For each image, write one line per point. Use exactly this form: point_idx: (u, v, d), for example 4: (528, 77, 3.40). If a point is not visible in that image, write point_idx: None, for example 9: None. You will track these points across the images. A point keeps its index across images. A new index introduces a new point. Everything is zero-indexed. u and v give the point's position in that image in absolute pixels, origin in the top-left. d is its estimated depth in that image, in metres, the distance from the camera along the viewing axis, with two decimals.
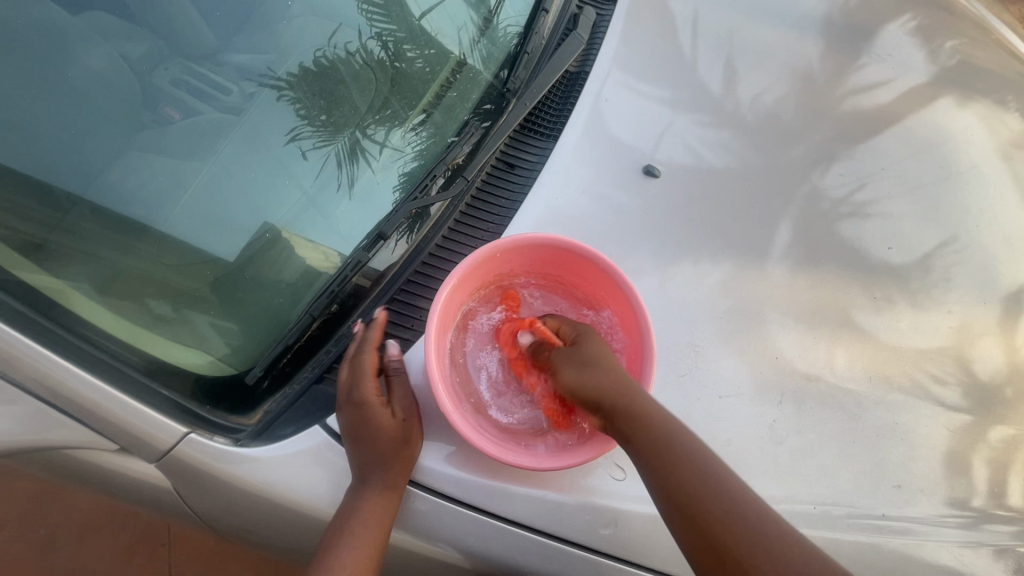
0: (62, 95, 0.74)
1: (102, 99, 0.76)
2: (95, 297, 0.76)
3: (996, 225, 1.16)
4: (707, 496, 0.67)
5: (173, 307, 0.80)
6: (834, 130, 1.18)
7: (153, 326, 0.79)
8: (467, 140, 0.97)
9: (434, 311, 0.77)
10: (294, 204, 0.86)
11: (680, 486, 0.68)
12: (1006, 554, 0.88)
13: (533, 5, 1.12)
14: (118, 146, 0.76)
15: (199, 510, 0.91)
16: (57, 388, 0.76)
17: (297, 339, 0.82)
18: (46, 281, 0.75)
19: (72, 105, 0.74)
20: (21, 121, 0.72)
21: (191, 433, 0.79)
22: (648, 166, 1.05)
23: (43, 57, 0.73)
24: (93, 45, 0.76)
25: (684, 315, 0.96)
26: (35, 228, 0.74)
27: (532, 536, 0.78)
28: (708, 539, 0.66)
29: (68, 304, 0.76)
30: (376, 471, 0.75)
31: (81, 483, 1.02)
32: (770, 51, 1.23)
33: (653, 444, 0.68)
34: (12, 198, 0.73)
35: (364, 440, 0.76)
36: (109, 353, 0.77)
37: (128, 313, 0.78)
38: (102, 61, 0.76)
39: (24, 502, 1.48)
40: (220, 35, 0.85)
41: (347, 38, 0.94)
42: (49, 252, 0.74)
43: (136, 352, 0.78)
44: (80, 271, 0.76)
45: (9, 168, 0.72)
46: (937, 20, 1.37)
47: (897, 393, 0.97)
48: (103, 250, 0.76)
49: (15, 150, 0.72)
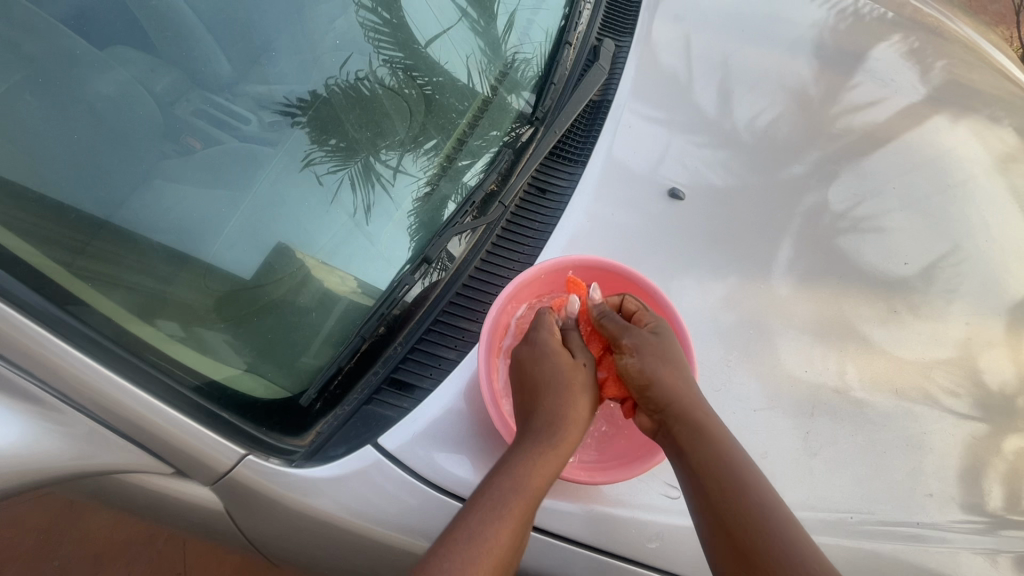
0: (72, 120, 0.77)
1: (123, 127, 0.79)
2: (115, 316, 0.76)
3: (998, 238, 1.20)
4: (743, 497, 0.68)
5: (184, 328, 0.80)
6: (837, 148, 1.23)
7: (162, 345, 0.78)
8: (499, 166, 1.02)
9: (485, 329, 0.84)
10: (340, 232, 0.90)
11: (718, 480, 0.69)
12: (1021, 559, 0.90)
13: (555, 39, 1.19)
14: (138, 174, 0.79)
15: (248, 532, 0.91)
16: (112, 406, 0.74)
17: (348, 360, 0.85)
18: (66, 301, 0.74)
19: (92, 133, 0.77)
20: (46, 149, 0.75)
21: (248, 455, 0.79)
22: (672, 189, 1.09)
23: (83, 95, 0.78)
24: (107, 74, 0.80)
25: (713, 330, 0.98)
26: (58, 251, 0.75)
27: (580, 550, 0.79)
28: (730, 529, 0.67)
29: (79, 320, 0.74)
30: (545, 407, 0.75)
31: (126, 508, 1.03)
32: (769, 73, 1.29)
33: (701, 440, 0.71)
34: (37, 222, 0.74)
35: (547, 381, 0.77)
36: (143, 368, 0.76)
37: (146, 333, 0.78)
38: (113, 87, 0.80)
39: (37, 534, 1.47)
40: (237, 68, 0.90)
41: (357, 66, 0.98)
42: (69, 273, 0.75)
43: (156, 371, 0.76)
44: (99, 292, 0.76)
45: (33, 193, 0.74)
46: (925, 43, 1.44)
47: (917, 403, 0.99)
48: (122, 274, 0.78)
49: (40, 175, 0.74)
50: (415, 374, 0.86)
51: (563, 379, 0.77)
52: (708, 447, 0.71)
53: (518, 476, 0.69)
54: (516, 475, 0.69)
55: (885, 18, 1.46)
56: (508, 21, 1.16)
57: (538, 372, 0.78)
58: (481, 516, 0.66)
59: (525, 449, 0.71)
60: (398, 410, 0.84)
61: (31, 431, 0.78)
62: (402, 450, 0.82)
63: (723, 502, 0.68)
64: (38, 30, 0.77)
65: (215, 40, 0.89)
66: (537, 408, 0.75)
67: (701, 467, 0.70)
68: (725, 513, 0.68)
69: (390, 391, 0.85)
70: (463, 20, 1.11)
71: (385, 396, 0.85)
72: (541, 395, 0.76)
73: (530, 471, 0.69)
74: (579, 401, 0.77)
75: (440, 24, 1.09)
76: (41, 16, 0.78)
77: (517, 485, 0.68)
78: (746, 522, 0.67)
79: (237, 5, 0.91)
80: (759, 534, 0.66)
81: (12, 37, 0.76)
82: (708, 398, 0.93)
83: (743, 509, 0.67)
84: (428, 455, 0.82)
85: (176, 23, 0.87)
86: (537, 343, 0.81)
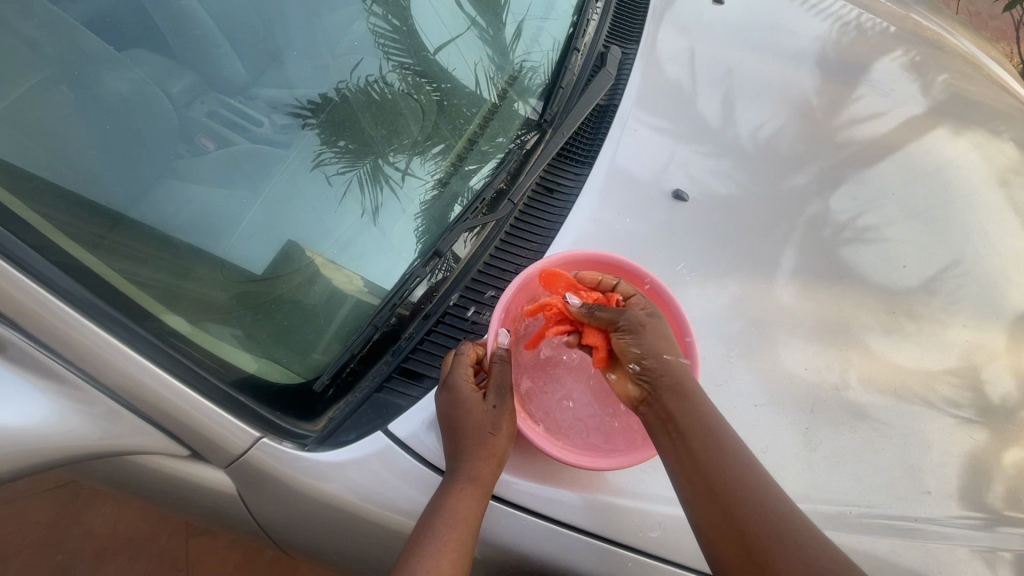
0: (96, 115, 0.80)
1: (140, 126, 0.82)
2: (128, 306, 0.78)
3: (996, 245, 1.22)
4: (757, 508, 0.70)
5: (192, 322, 0.82)
6: (838, 156, 1.25)
7: (174, 336, 0.80)
8: (508, 166, 1.04)
9: (502, 299, 0.86)
10: (352, 227, 0.93)
11: (729, 491, 0.71)
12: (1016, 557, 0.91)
13: (564, 46, 1.22)
14: (156, 172, 0.82)
15: (258, 515, 0.93)
16: (133, 386, 0.77)
17: (361, 347, 0.87)
18: (79, 292, 0.76)
19: (110, 131, 0.80)
20: (66, 145, 0.78)
21: (262, 438, 0.82)
22: (677, 191, 1.12)
23: (101, 94, 0.81)
24: (124, 73, 0.83)
25: (716, 328, 1.00)
26: (76, 243, 0.77)
27: (584, 537, 0.80)
28: (748, 542, 0.68)
29: (93, 311, 0.76)
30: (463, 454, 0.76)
31: (138, 493, 1.05)
32: (771, 84, 1.32)
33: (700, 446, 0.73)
34: (59, 215, 0.77)
35: (460, 433, 0.77)
36: (154, 359, 0.77)
37: (157, 324, 0.79)
38: (126, 85, 0.82)
39: (42, 527, 1.48)
40: (252, 71, 0.93)
41: (368, 71, 1.02)
42: (83, 264, 0.76)
43: (168, 360, 0.78)
44: (112, 282, 0.77)
45: (56, 186, 0.77)
46: (925, 57, 1.47)
47: (917, 406, 1.00)
48: (138, 266, 0.80)
49: (62, 169, 0.77)
50: (425, 364, 0.88)
51: (475, 432, 0.76)
52: (723, 460, 0.72)
53: (447, 511, 0.73)
54: (439, 516, 0.73)
55: (887, 31, 1.49)
56: (516, 30, 1.19)
57: (455, 419, 0.77)
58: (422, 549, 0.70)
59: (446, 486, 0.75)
60: (408, 399, 0.86)
61: (45, 417, 0.80)
62: (413, 436, 0.84)
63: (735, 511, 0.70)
64: (63, 32, 0.81)
65: (232, 45, 0.92)
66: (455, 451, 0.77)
67: (714, 475, 0.72)
68: (742, 522, 0.69)
69: (400, 380, 0.87)
70: (472, 29, 1.15)
71: (395, 385, 0.87)
72: (454, 447, 0.77)
73: (454, 506, 0.73)
74: (496, 444, 0.78)
75: (450, 32, 1.12)
76: (64, 20, 0.81)
77: (441, 531, 0.71)
78: (755, 531, 0.69)
79: (253, 11, 0.95)
80: (774, 544, 0.68)
81: (37, 39, 0.79)
82: (711, 393, 0.95)
83: (758, 520, 0.69)
84: (438, 442, 0.84)
85: (193, 27, 0.90)
86: (451, 389, 0.78)
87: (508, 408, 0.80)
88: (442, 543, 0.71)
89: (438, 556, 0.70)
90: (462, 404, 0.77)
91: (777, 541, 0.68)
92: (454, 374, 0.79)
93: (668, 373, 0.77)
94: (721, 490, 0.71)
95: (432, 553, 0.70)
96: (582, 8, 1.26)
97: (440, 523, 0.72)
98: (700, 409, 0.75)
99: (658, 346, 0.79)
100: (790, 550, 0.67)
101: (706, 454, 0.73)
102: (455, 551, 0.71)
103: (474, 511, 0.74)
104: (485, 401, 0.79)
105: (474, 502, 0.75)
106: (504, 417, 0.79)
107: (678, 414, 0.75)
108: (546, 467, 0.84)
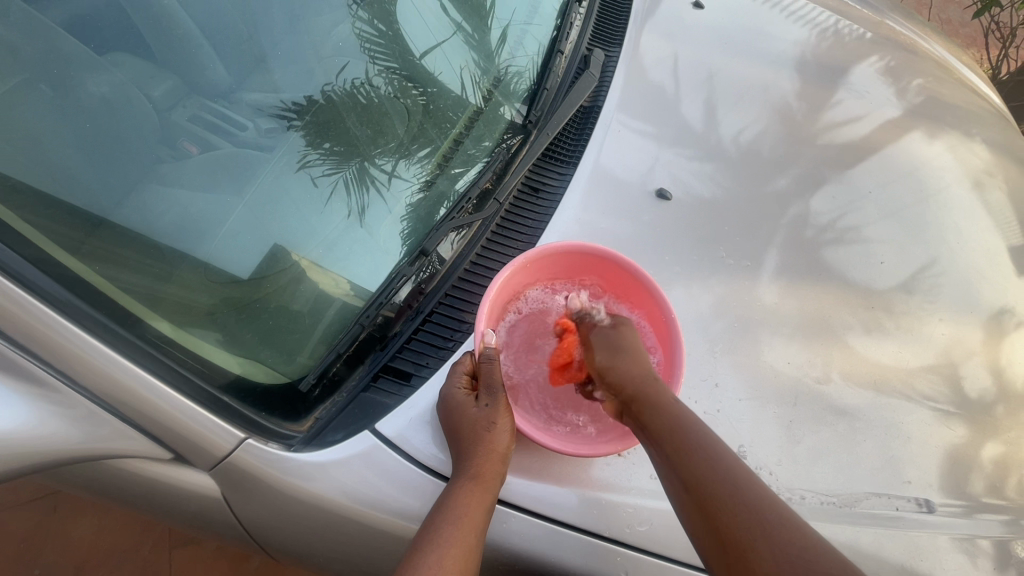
0: (74, 117, 0.78)
1: (120, 128, 0.81)
2: (107, 311, 0.76)
3: (971, 242, 1.25)
4: (740, 506, 0.67)
5: (172, 329, 0.80)
6: (818, 157, 1.28)
7: (152, 343, 0.78)
8: (494, 166, 1.06)
9: (489, 290, 0.86)
10: (338, 227, 0.92)
11: (706, 489, 0.70)
12: (993, 542, 0.93)
13: (548, 49, 1.24)
14: (136, 176, 0.81)
15: (244, 519, 0.92)
16: (117, 390, 0.76)
17: (348, 347, 0.87)
18: (56, 296, 0.73)
19: (87, 134, 0.79)
20: (43, 148, 0.76)
21: (247, 438, 0.81)
22: (660, 191, 1.13)
23: (78, 96, 0.79)
24: (104, 76, 0.82)
25: (701, 325, 1.01)
26: (52, 247, 0.75)
27: (572, 533, 0.80)
28: (722, 537, 0.67)
29: (69, 315, 0.73)
30: (464, 454, 0.77)
31: (120, 500, 1.03)
32: (752, 87, 1.35)
33: (678, 442, 0.73)
34: (34, 217, 0.75)
35: (458, 433, 0.77)
36: (134, 365, 0.76)
37: (137, 328, 0.77)
38: (107, 87, 0.81)
39: (19, 542, 1.43)
40: (235, 74, 0.93)
41: (353, 74, 1.02)
42: (59, 266, 0.75)
43: (147, 366, 0.76)
44: (90, 287, 0.76)
45: (33, 189, 0.75)
46: (900, 63, 1.52)
47: (898, 399, 1.03)
48: (118, 271, 0.78)
49: (38, 172, 0.75)
50: (413, 363, 0.88)
51: (470, 429, 0.77)
52: (695, 462, 0.72)
53: (451, 510, 0.72)
54: (444, 517, 0.72)
55: (864, 37, 1.53)
56: (501, 34, 1.21)
57: (455, 424, 0.78)
58: (426, 547, 0.69)
59: (450, 488, 0.75)
60: (395, 398, 0.86)
61: (18, 426, 0.77)
62: (401, 436, 0.84)
63: (718, 507, 0.68)
64: (38, 32, 0.79)
65: (214, 48, 0.92)
66: (457, 453, 0.77)
67: (695, 478, 0.71)
68: (721, 520, 0.67)
69: (387, 379, 0.87)
70: (457, 33, 1.16)
71: (383, 384, 0.87)
72: (455, 448, 0.78)
73: (458, 507, 0.73)
74: (495, 441, 0.78)
75: (435, 37, 1.13)
76: (42, 22, 0.80)
77: (446, 527, 0.71)
78: (735, 526, 0.66)
79: (237, 14, 0.94)
80: (760, 546, 0.64)
81: (10, 38, 0.77)
82: (696, 387, 0.96)
83: (745, 520, 0.67)
84: (428, 441, 0.84)
85: (175, 29, 0.89)
86: (445, 399, 0.80)
87: (502, 404, 0.81)
88: (448, 541, 0.69)
89: (441, 555, 0.68)
90: (455, 407, 0.78)
91: (761, 530, 0.65)
92: (449, 381, 0.81)
93: (637, 384, 0.81)
94: (698, 490, 0.70)
95: (437, 552, 0.68)
96: (565, 14, 1.28)
97: (450, 521, 0.71)
98: (670, 411, 0.76)
99: (619, 357, 0.86)
100: (783, 564, 0.62)
101: (682, 455, 0.72)
102: (460, 550, 0.69)
103: (481, 503, 0.74)
104: (477, 402, 0.79)
105: (479, 497, 0.74)
106: (500, 414, 0.80)
107: (648, 422, 0.76)
108: (534, 463, 0.84)
